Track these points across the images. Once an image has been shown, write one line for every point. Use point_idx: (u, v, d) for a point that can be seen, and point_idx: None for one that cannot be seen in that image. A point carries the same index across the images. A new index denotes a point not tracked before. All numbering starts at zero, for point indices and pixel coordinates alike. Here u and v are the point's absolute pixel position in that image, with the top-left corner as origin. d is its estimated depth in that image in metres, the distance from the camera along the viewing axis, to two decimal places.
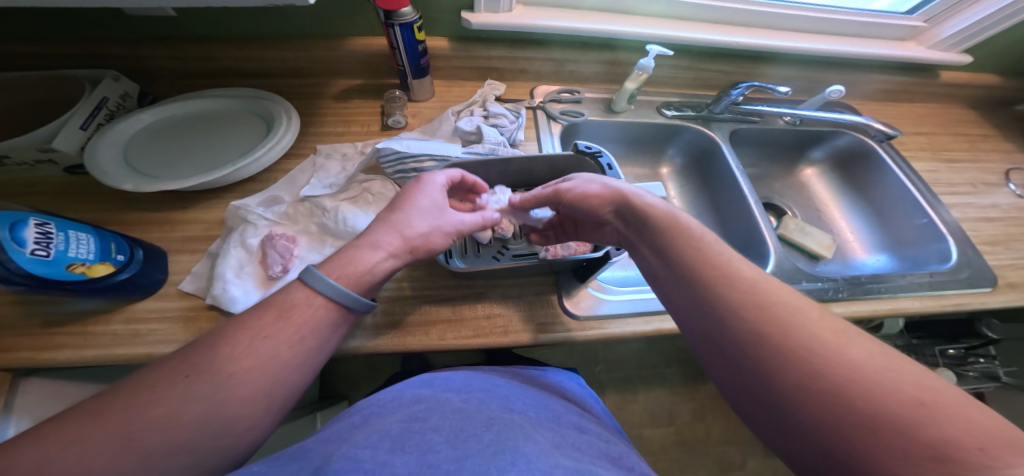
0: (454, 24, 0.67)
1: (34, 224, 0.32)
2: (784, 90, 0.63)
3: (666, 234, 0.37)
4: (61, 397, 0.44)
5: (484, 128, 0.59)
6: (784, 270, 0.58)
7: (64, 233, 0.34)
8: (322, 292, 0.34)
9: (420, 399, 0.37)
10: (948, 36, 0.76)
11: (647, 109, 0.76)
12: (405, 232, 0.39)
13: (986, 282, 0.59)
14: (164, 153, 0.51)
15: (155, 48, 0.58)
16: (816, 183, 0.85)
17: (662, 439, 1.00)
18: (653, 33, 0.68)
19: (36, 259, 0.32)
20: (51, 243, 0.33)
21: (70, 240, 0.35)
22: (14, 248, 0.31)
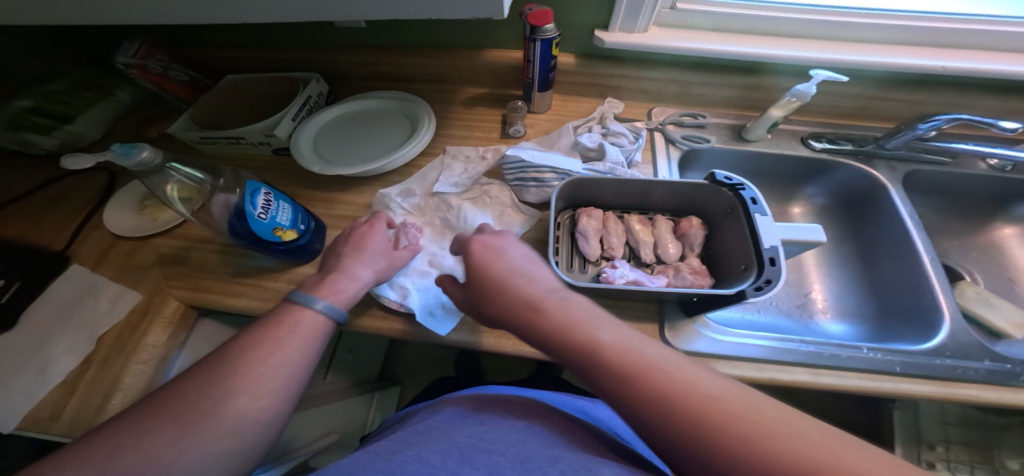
0: (582, 41, 0.67)
1: (263, 194, 0.44)
2: (1010, 126, 0.51)
3: (572, 340, 0.32)
4: (216, 337, 0.53)
5: (606, 146, 0.59)
6: (960, 342, 0.46)
7: (277, 203, 0.46)
8: (317, 309, 0.38)
9: (482, 421, 0.37)
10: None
11: (787, 139, 0.68)
12: (359, 264, 0.44)
13: None
14: (339, 143, 0.62)
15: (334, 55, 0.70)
16: (1017, 247, 0.66)
17: None
18: (810, 57, 0.60)
19: (260, 221, 0.43)
20: (269, 209, 0.45)
21: (279, 209, 0.46)
22: (251, 210, 0.42)
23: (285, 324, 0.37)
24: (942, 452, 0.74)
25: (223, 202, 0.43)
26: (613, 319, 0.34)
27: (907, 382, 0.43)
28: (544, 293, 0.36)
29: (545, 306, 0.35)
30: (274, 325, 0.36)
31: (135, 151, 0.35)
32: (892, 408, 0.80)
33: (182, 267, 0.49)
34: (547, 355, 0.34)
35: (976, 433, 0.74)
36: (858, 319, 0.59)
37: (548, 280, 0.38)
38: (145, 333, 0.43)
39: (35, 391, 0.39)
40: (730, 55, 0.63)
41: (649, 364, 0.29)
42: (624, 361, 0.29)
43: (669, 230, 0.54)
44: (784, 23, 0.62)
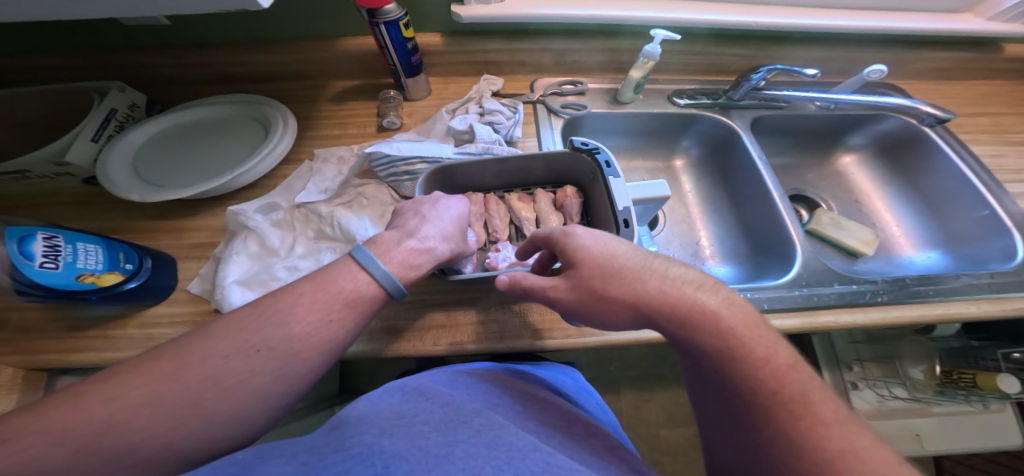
0: (444, 19, 0.63)
1: (43, 238, 0.37)
2: (813, 72, 0.55)
3: (628, 293, 0.32)
4: None
5: (476, 126, 0.56)
6: (812, 271, 0.52)
7: (73, 246, 0.39)
8: None
9: (409, 386, 0.35)
10: (1011, 6, 0.63)
11: (656, 99, 0.69)
12: (437, 232, 0.41)
13: None
14: (171, 161, 0.53)
15: (146, 58, 0.58)
16: (855, 171, 0.76)
17: (678, 439, 1.03)
18: (660, 17, 0.61)
19: (49, 271, 0.37)
20: (59, 255, 0.38)
21: (79, 252, 0.40)
22: (24, 262, 0.35)
23: None
24: (859, 372, 0.80)
25: None
26: (725, 293, 0.31)
27: (776, 317, 0.48)
28: (615, 251, 0.34)
29: (655, 302, 0.31)
30: None
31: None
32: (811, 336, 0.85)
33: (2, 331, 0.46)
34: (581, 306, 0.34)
35: (880, 348, 0.81)
36: (736, 258, 0.65)
37: (611, 239, 0.35)
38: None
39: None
40: (586, 21, 0.62)
41: (732, 355, 0.28)
42: (698, 309, 0.30)
43: (549, 204, 0.53)
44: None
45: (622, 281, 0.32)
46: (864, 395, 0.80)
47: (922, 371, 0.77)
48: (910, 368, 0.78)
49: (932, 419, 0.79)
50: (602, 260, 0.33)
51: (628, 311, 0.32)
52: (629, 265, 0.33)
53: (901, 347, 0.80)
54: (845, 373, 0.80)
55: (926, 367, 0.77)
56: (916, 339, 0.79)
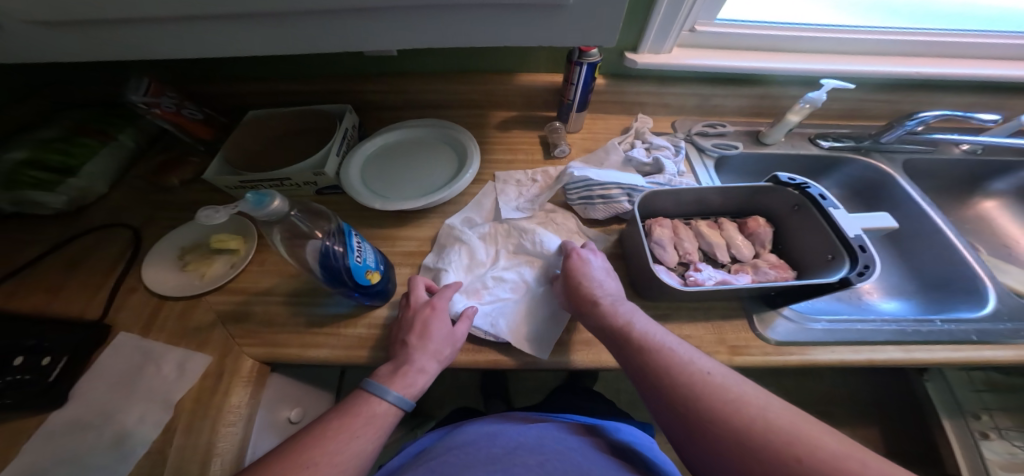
0: (611, 63, 0.71)
1: (355, 236, 0.44)
2: (990, 117, 0.59)
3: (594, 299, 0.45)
4: (287, 392, 0.54)
5: (662, 160, 0.62)
6: (1011, 306, 0.52)
7: (365, 245, 0.46)
8: (389, 400, 0.39)
9: (538, 441, 0.50)
10: None
11: (800, 140, 0.74)
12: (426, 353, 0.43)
13: None
14: (387, 177, 0.61)
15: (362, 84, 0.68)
16: (997, 217, 0.77)
17: None
18: (818, 68, 0.67)
19: (357, 264, 0.43)
20: (361, 252, 0.44)
21: (366, 251, 0.46)
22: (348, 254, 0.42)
23: (359, 416, 0.38)
24: (988, 421, 0.75)
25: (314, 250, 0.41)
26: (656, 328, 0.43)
27: (987, 349, 0.48)
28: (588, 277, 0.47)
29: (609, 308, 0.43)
30: (346, 417, 0.38)
31: (267, 200, 0.33)
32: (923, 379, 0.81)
33: (247, 323, 0.50)
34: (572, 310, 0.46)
35: (1005, 399, 0.76)
36: (901, 294, 0.66)
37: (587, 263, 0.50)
38: (227, 394, 0.44)
39: (116, 466, 0.37)
40: (744, 70, 0.69)
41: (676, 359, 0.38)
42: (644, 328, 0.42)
43: (737, 231, 0.56)
44: (786, 41, 0.68)
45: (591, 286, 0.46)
46: (1000, 446, 0.72)
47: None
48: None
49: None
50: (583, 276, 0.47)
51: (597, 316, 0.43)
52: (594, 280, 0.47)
53: None
54: (972, 421, 0.75)
55: None
56: None
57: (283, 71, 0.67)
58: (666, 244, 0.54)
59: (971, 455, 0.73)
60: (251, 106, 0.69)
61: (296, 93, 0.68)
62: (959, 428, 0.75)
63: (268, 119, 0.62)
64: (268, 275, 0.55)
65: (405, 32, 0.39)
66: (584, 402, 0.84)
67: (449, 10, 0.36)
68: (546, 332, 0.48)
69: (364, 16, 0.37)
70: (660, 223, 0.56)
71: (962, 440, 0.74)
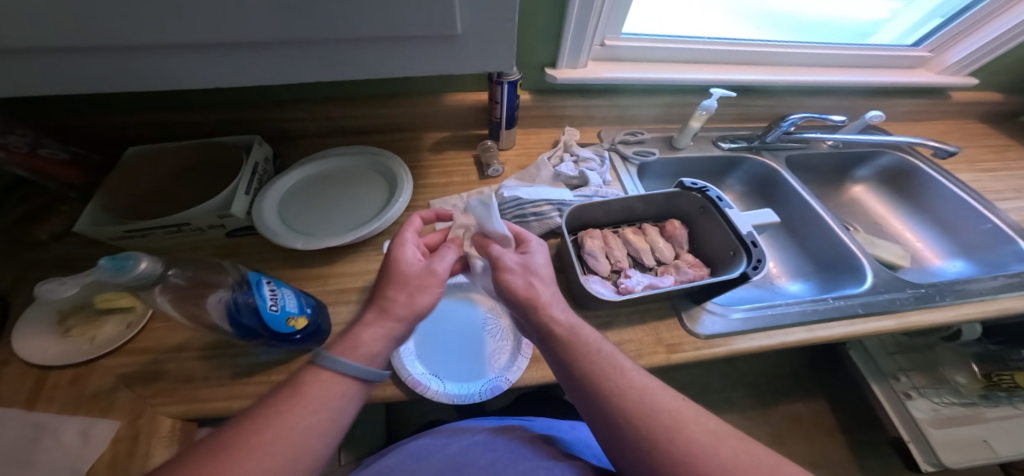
0: (535, 79, 0.73)
1: (268, 283, 0.40)
2: (837, 118, 0.69)
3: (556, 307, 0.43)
4: None
5: (586, 173, 0.65)
6: (884, 279, 0.61)
7: (283, 290, 0.42)
8: (340, 368, 0.35)
9: (475, 441, 0.52)
10: (955, 62, 0.80)
11: (704, 143, 0.81)
12: (387, 302, 0.41)
13: None
14: (311, 213, 0.57)
15: (276, 111, 0.63)
16: (866, 198, 0.90)
17: None
18: (712, 78, 0.73)
19: (272, 313, 0.39)
20: (278, 299, 0.41)
21: (286, 295, 0.42)
22: (260, 305, 0.38)
23: (301, 391, 0.34)
24: (906, 382, 0.88)
25: (219, 302, 0.38)
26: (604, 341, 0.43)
27: (871, 319, 0.56)
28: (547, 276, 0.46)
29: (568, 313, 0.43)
30: (289, 393, 0.34)
31: (129, 263, 0.31)
32: (849, 350, 0.94)
33: (158, 382, 0.44)
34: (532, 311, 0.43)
35: (917, 359, 0.90)
36: (802, 275, 0.75)
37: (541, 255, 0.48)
38: (145, 459, 0.38)
39: None
40: (648, 82, 0.74)
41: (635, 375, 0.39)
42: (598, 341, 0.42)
43: (658, 235, 0.60)
44: (679, 53, 0.74)
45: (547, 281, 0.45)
46: (919, 403, 0.85)
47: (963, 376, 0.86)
48: (952, 374, 0.87)
49: (994, 425, 0.82)
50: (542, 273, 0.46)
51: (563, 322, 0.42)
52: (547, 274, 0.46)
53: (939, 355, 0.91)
54: (895, 384, 0.88)
55: (968, 371, 0.87)
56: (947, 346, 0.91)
57: (181, 100, 0.60)
58: (595, 254, 0.56)
59: (904, 416, 0.84)
60: (145, 139, 0.62)
61: (199, 123, 0.62)
62: (887, 392, 0.87)
63: (160, 154, 0.56)
64: (181, 328, 0.48)
65: (298, 67, 0.37)
66: (548, 412, 0.84)
67: (341, 46, 0.35)
68: (481, 388, 0.47)
69: (245, 52, 0.34)
70: (589, 235, 0.58)
71: (892, 401, 0.86)
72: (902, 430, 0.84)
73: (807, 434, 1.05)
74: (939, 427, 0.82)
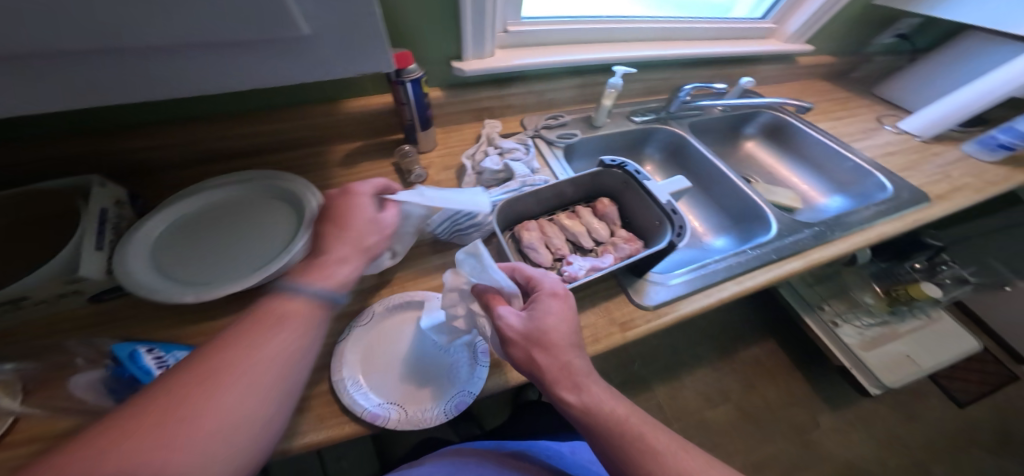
0: (443, 74, 0.68)
1: (147, 352, 0.37)
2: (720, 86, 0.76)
3: (572, 370, 0.37)
4: None
5: (512, 165, 0.63)
6: (786, 224, 0.69)
7: (172, 354, 0.38)
8: (306, 295, 0.37)
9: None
10: (792, 33, 0.92)
11: (620, 119, 0.85)
12: (359, 243, 0.43)
13: (923, 199, 0.74)
14: (201, 257, 0.47)
15: (129, 141, 0.52)
16: (758, 152, 1.02)
17: (724, 417, 1.17)
18: (614, 57, 0.76)
19: None
20: (166, 365, 0.37)
21: (179, 357, 0.39)
22: (143, 376, 0.35)
23: (267, 321, 0.35)
24: (829, 311, 1.05)
25: (90, 382, 0.36)
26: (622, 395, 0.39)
27: (785, 263, 0.63)
28: (561, 326, 0.39)
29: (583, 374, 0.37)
30: (252, 326, 0.34)
31: None
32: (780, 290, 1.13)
33: None
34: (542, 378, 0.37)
35: (829, 287, 1.10)
36: (722, 230, 0.82)
37: (557, 301, 0.40)
38: None
39: None
40: (548, 67, 0.73)
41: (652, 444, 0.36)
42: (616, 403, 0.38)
43: (591, 215, 0.61)
44: (569, 34, 0.75)
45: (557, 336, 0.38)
46: (844, 328, 1.02)
47: (872, 296, 1.06)
48: (861, 296, 1.07)
49: (907, 338, 1.01)
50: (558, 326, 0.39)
51: (578, 386, 0.37)
52: (564, 325, 0.39)
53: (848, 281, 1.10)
54: (821, 313, 1.05)
55: (872, 292, 1.07)
56: (851, 271, 1.10)
57: None
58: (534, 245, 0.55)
59: (837, 342, 1.01)
60: None
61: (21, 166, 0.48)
62: (817, 322, 1.04)
63: None
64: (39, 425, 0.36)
65: (116, 82, 0.30)
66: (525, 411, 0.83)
67: (169, 53, 0.30)
68: (446, 404, 0.43)
69: (24, 70, 0.27)
70: (526, 226, 0.57)
71: (825, 331, 1.03)
72: (842, 358, 0.99)
73: (767, 373, 1.25)
74: (866, 348, 0.99)
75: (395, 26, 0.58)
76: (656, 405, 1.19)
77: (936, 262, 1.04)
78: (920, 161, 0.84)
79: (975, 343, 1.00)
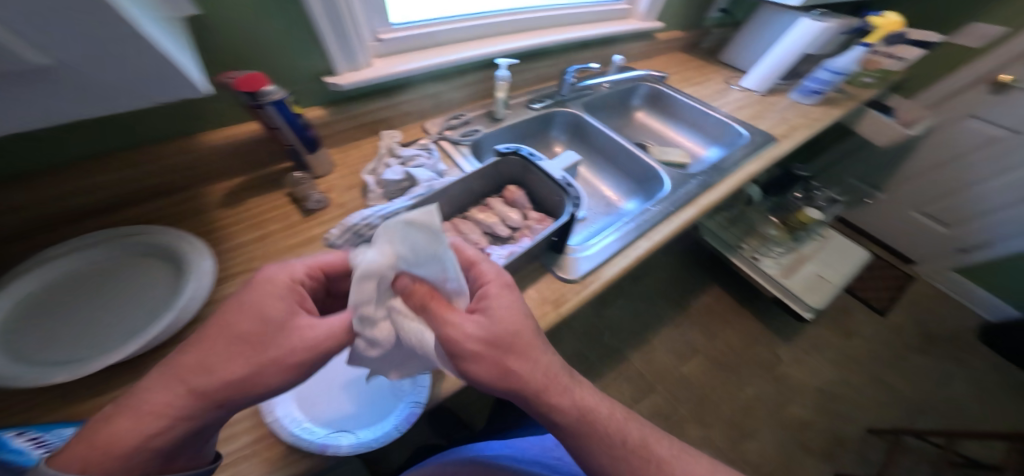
0: (321, 91, 0.65)
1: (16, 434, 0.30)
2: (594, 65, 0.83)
3: (545, 371, 0.38)
4: None
5: (413, 171, 0.62)
6: (675, 179, 0.78)
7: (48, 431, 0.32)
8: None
9: None
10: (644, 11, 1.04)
11: (520, 109, 0.88)
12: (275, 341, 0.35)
13: (772, 138, 0.89)
14: (62, 336, 0.40)
15: None
16: (647, 121, 1.14)
17: (697, 367, 1.34)
18: (495, 51, 0.79)
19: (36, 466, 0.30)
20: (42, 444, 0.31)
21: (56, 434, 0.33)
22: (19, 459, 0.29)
23: None
24: (748, 249, 1.27)
25: None
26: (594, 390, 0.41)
27: (680, 213, 0.71)
28: (522, 324, 0.39)
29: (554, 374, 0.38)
30: None
31: None
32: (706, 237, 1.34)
33: None
34: (516, 384, 0.37)
35: (743, 227, 1.33)
36: (630, 194, 0.90)
37: (508, 296, 0.40)
38: None
39: None
40: (436, 69, 0.74)
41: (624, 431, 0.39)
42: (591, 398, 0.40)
43: (503, 204, 0.63)
44: (445, 34, 0.76)
45: (519, 334, 0.38)
46: (762, 261, 1.25)
47: (774, 227, 1.28)
48: (766, 229, 1.30)
49: (811, 258, 1.26)
50: (518, 322, 0.38)
51: (550, 384, 0.38)
52: (520, 316, 0.39)
53: (755, 219, 1.33)
54: (742, 251, 1.27)
55: (773, 224, 1.29)
56: (755, 211, 1.33)
57: None
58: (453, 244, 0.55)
59: (761, 274, 1.23)
60: None
61: None
62: (742, 261, 1.27)
63: None
64: None
65: None
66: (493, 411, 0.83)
67: None
68: (396, 419, 0.41)
69: None
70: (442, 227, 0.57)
71: (749, 266, 1.26)
72: (768, 287, 1.22)
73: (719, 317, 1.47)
74: (784, 274, 1.22)
75: (248, 50, 0.54)
76: (635, 373, 1.32)
77: (810, 189, 1.30)
78: (765, 109, 1.01)
79: (866, 252, 1.26)
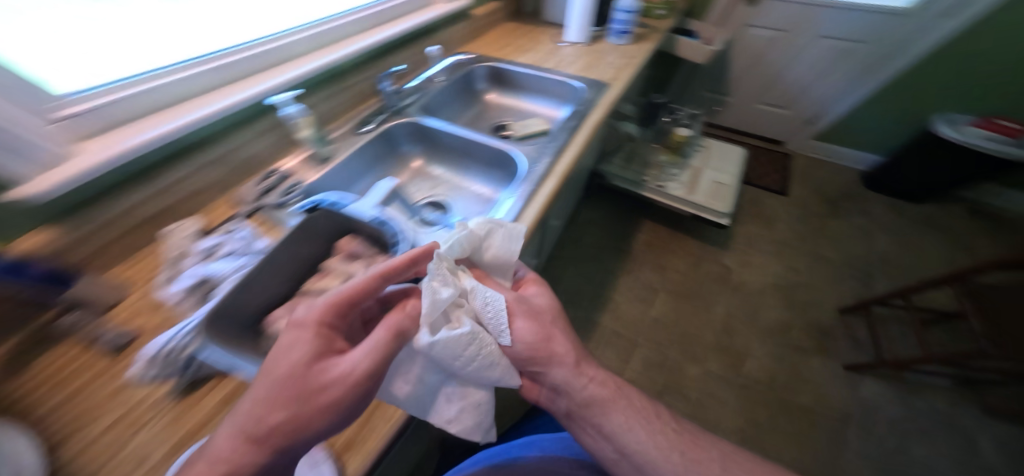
0: (26, 209, 0.42)
1: None
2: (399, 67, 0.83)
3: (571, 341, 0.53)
4: None
5: (211, 270, 0.48)
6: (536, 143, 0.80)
7: None
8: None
9: None
10: None
11: (346, 139, 0.79)
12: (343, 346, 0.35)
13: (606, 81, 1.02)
14: None
15: None
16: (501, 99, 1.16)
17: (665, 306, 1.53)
18: (283, 81, 0.67)
19: None
20: None
21: None
22: None
23: None
24: (652, 181, 1.49)
25: None
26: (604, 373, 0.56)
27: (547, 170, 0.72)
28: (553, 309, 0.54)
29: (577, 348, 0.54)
30: None
31: None
32: (615, 181, 1.50)
33: None
34: (553, 346, 0.51)
35: (638, 163, 1.54)
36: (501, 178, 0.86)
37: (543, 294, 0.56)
38: None
39: None
40: (260, 102, 0.65)
41: (631, 399, 0.54)
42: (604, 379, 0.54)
43: (344, 259, 0.51)
44: (255, 62, 0.68)
45: (552, 311, 0.54)
46: (666, 186, 1.47)
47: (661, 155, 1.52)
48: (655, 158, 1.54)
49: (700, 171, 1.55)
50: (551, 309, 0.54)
51: (575, 350, 0.53)
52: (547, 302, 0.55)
53: (644, 153, 1.56)
54: (648, 184, 1.47)
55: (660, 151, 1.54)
56: (640, 145, 1.56)
57: None
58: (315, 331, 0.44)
59: (671, 198, 1.45)
60: None
61: None
62: (652, 192, 1.47)
63: None
64: None
65: None
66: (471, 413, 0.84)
67: None
68: None
69: None
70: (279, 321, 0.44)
71: (660, 195, 1.45)
72: (681, 206, 1.44)
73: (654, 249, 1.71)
74: (688, 191, 1.45)
75: None
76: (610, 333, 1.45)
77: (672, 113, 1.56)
78: (591, 59, 1.14)
79: (735, 149, 1.67)
